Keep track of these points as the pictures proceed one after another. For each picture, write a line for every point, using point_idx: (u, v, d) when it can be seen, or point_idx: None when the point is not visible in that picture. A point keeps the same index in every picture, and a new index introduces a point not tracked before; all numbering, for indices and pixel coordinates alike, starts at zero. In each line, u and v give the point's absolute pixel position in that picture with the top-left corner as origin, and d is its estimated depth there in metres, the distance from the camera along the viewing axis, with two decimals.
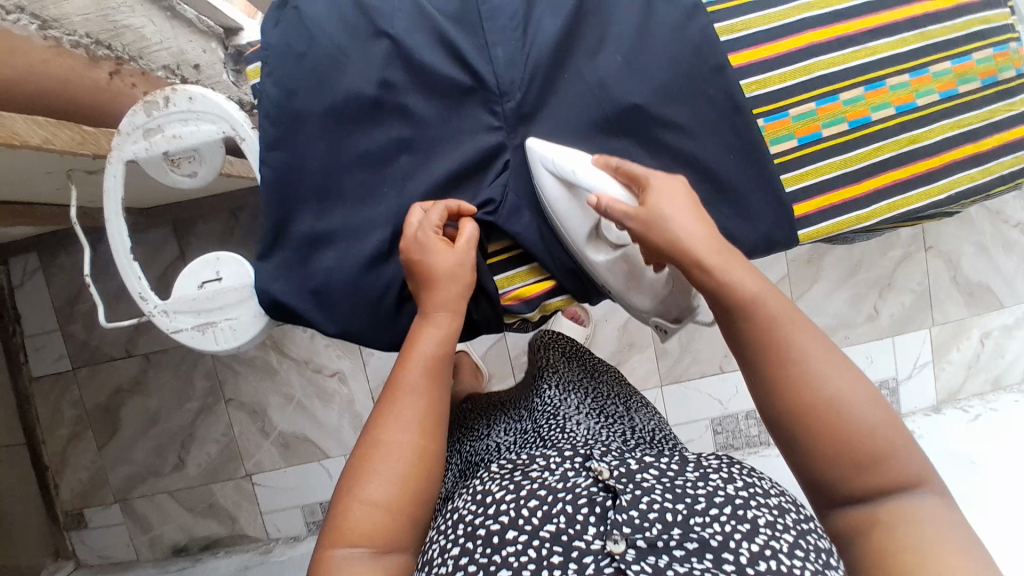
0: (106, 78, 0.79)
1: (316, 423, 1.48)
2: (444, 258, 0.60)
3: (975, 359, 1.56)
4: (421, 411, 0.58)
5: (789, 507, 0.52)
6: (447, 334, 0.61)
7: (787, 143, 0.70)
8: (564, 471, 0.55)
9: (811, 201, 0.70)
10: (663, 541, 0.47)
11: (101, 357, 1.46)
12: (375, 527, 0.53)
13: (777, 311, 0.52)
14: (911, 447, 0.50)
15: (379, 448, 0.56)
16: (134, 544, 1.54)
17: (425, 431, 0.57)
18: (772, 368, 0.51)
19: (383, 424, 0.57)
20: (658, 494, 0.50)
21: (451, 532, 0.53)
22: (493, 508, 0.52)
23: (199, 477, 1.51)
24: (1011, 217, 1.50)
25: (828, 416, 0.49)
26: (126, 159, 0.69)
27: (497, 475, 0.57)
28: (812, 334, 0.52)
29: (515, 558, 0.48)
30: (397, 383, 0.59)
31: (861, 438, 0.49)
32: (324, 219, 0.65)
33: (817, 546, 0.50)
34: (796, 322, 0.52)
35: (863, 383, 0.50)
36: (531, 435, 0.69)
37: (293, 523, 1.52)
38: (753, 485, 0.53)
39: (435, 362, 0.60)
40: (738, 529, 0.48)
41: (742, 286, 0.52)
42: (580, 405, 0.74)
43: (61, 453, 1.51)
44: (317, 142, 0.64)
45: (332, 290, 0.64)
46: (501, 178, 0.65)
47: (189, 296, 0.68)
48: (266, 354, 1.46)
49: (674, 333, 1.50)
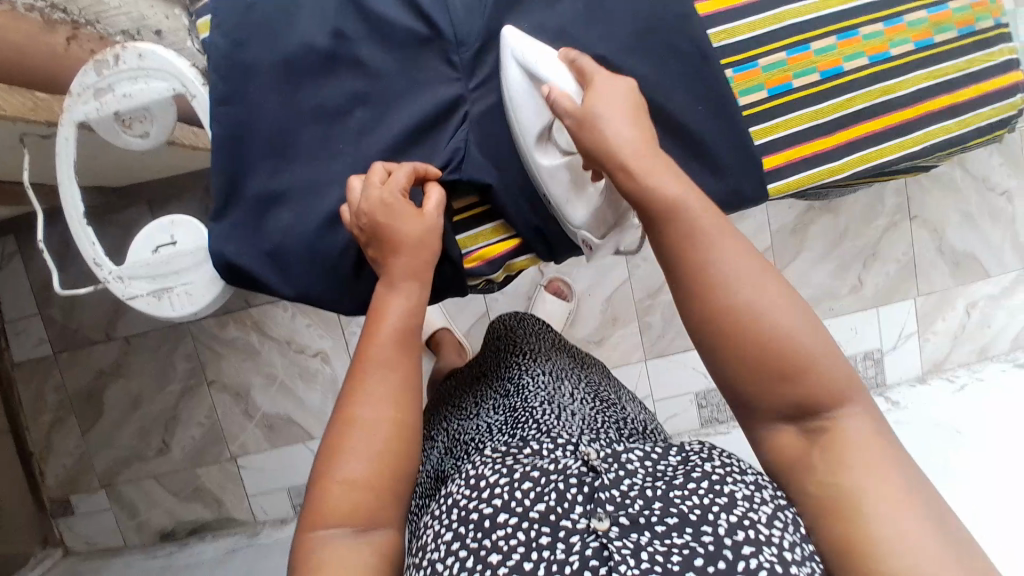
0: (63, 44, 0.77)
1: (300, 404, 1.47)
2: (412, 225, 0.58)
3: (961, 329, 1.55)
4: (386, 389, 0.55)
5: (764, 484, 0.51)
6: (414, 300, 0.59)
7: (756, 94, 0.69)
8: (554, 454, 0.53)
9: (781, 154, 0.69)
10: (644, 518, 0.46)
11: (82, 341, 1.45)
12: (351, 507, 0.51)
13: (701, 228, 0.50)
14: (838, 361, 0.49)
15: (352, 426, 0.53)
16: (121, 529, 1.54)
17: (400, 406, 0.55)
18: (700, 291, 0.50)
19: (355, 400, 0.55)
20: (640, 477, 0.50)
21: (444, 517, 0.51)
22: (487, 491, 0.50)
23: (183, 461, 1.50)
24: (997, 183, 1.49)
25: (743, 327, 0.48)
26: (77, 121, 0.68)
27: (488, 458, 0.55)
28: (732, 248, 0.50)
29: (505, 541, 0.47)
30: (365, 357, 0.56)
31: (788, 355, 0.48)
32: (280, 178, 0.63)
33: (794, 520, 0.48)
34: (717, 233, 0.50)
35: (785, 292, 0.49)
36: (522, 414, 0.67)
37: (279, 505, 1.52)
38: (731, 464, 0.52)
39: (404, 335, 0.57)
40: (716, 502, 0.47)
41: (664, 193, 0.51)
42: (569, 394, 0.73)
43: (45, 439, 1.50)
44: (270, 98, 0.62)
45: (291, 250, 0.63)
46: (461, 132, 0.63)
47: (144, 261, 0.66)
48: (247, 336, 1.44)
49: (658, 306, 1.49)
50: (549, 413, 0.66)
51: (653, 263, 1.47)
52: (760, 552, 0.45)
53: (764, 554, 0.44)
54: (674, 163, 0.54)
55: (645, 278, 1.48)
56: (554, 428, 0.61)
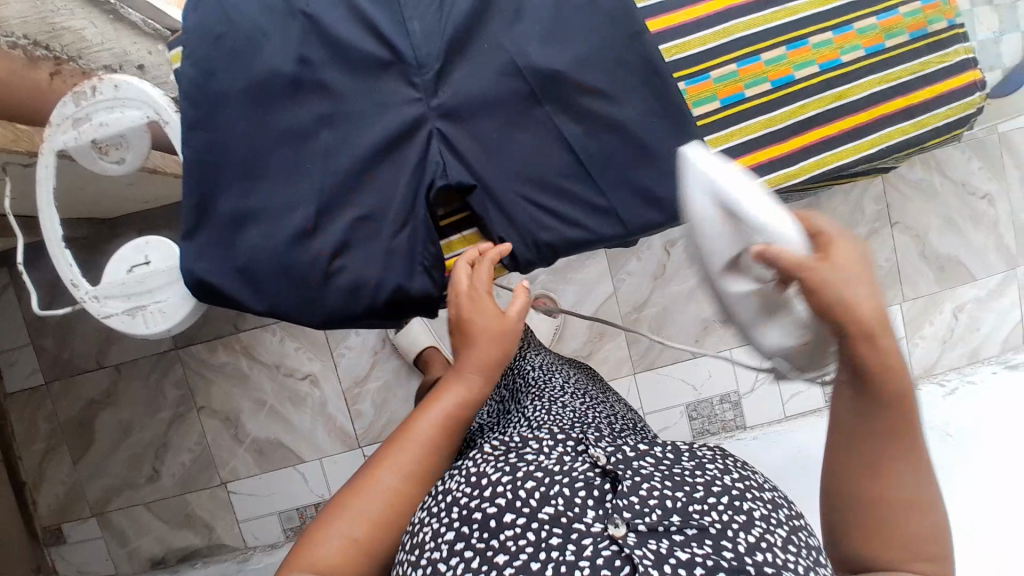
0: (46, 79, 0.80)
1: (290, 428, 1.47)
2: (493, 323, 0.63)
3: (949, 333, 1.55)
4: (411, 459, 0.58)
5: (781, 503, 0.54)
6: (469, 392, 0.61)
7: (709, 104, 0.71)
8: (560, 454, 0.55)
9: (737, 162, 0.71)
10: (662, 527, 0.47)
11: (73, 369, 1.46)
12: (343, 561, 0.53)
13: (885, 420, 0.43)
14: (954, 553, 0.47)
15: (368, 483, 0.57)
16: (113, 558, 1.53)
17: (416, 480, 0.58)
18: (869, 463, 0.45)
19: (384, 461, 0.58)
20: (658, 481, 0.51)
21: (443, 515, 0.52)
22: (489, 490, 0.51)
23: (174, 487, 1.50)
24: (977, 187, 1.51)
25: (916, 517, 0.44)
26: (57, 149, 0.71)
27: (491, 455, 0.56)
28: (908, 438, 0.44)
29: (513, 542, 0.47)
30: (409, 428, 0.60)
31: (897, 537, 0.45)
32: (248, 197, 0.65)
33: (807, 544, 0.50)
34: (903, 426, 0.44)
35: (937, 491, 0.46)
36: (513, 415, 0.71)
37: (270, 530, 1.51)
38: (749, 479, 0.55)
39: (451, 420, 0.60)
40: (735, 519, 0.49)
41: (894, 385, 0.42)
42: (559, 387, 0.76)
43: (37, 468, 1.50)
44: (237, 120, 0.64)
45: (260, 268, 0.64)
46: (432, 147, 0.66)
47: (119, 281, 0.67)
48: (236, 361, 1.45)
49: (645, 319, 1.50)
50: (539, 409, 0.68)
51: (638, 276, 1.49)
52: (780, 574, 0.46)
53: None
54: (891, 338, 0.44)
55: (630, 292, 1.49)
56: (546, 422, 0.63)
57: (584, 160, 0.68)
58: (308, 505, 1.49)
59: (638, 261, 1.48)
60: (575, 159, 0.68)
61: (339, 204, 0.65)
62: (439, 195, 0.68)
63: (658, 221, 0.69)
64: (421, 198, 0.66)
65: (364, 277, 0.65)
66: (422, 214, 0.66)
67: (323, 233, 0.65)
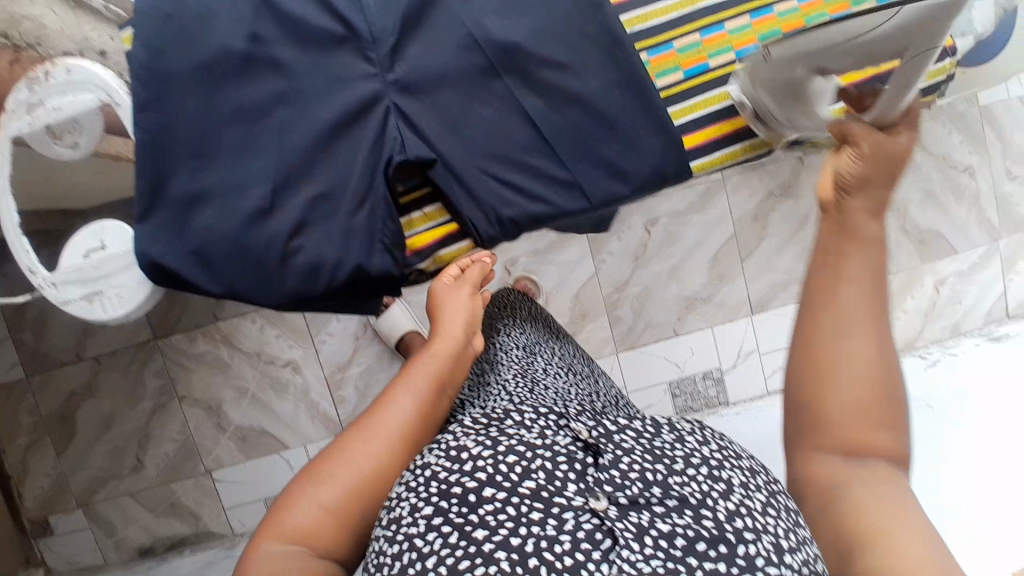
0: (6, 67, 0.78)
1: (273, 415, 1.47)
2: (457, 293, 0.68)
3: (930, 307, 1.56)
4: (392, 424, 0.56)
5: (758, 469, 0.54)
6: (446, 348, 0.63)
7: (672, 76, 0.70)
8: (541, 428, 0.53)
9: (699, 133, 0.71)
10: (643, 498, 0.47)
11: (52, 362, 1.45)
12: (320, 530, 0.52)
13: (858, 291, 0.52)
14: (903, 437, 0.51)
15: (346, 449, 0.55)
16: (101, 548, 1.53)
17: (396, 448, 0.56)
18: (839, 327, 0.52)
19: (360, 430, 0.56)
20: (637, 454, 0.51)
21: (421, 490, 0.49)
22: (469, 465, 0.49)
23: (159, 477, 1.50)
24: (956, 160, 1.50)
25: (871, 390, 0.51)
26: (11, 136, 0.70)
27: (470, 428, 0.54)
28: (878, 314, 0.51)
29: (492, 516, 0.46)
30: (385, 395, 0.59)
31: (842, 414, 0.51)
32: (203, 178, 0.64)
33: (787, 506, 0.50)
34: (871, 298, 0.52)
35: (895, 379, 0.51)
36: (494, 388, 0.67)
37: (256, 517, 1.51)
38: (727, 449, 0.55)
39: (429, 386, 0.60)
40: (714, 488, 0.49)
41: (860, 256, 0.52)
42: (542, 368, 0.72)
43: (21, 461, 1.50)
44: (188, 100, 0.63)
45: (217, 249, 0.64)
46: (390, 123, 0.65)
47: (76, 266, 0.67)
48: (217, 349, 1.45)
49: (626, 299, 1.50)
50: (521, 387, 0.65)
51: (618, 256, 1.48)
52: (759, 538, 0.45)
53: (764, 540, 0.45)
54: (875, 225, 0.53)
55: (611, 272, 1.49)
56: (527, 399, 0.61)
57: (546, 134, 0.66)
58: None
59: (618, 241, 1.48)
60: (539, 135, 0.67)
61: (295, 184, 0.64)
62: (399, 171, 0.67)
63: (622, 194, 0.68)
64: (378, 175, 0.65)
65: (323, 257, 0.64)
66: (380, 190, 0.65)
67: (280, 213, 0.64)
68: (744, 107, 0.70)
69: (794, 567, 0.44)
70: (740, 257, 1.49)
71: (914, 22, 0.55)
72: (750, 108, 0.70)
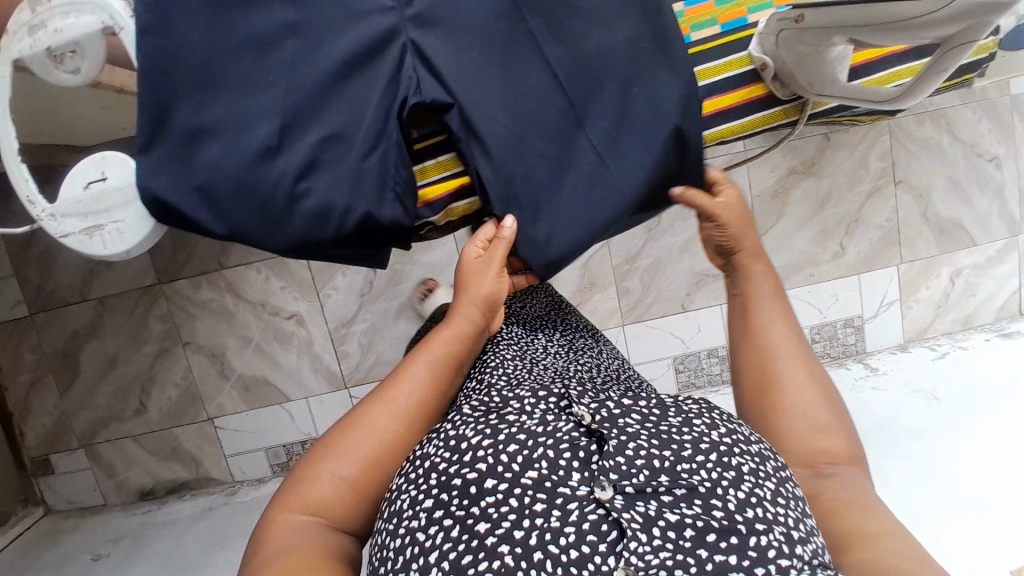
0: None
1: (276, 366, 1.47)
2: (477, 269, 0.65)
3: (944, 298, 1.52)
4: (410, 398, 0.58)
5: (768, 454, 0.52)
6: (466, 326, 0.63)
7: (708, 29, 0.67)
8: (543, 413, 0.52)
9: (732, 95, 0.67)
10: (650, 487, 0.46)
11: (56, 302, 1.45)
12: (336, 498, 0.54)
13: (765, 310, 0.62)
14: (848, 431, 0.57)
15: (363, 421, 0.57)
16: (101, 489, 1.54)
17: (406, 420, 0.57)
18: (748, 342, 0.61)
19: (373, 406, 0.58)
20: (644, 440, 0.49)
21: (420, 481, 0.49)
22: (469, 455, 0.48)
23: (160, 421, 1.51)
24: (986, 148, 1.45)
25: (803, 389, 0.57)
26: (11, 58, 0.65)
27: (469, 416, 0.53)
28: (789, 325, 0.61)
29: (494, 509, 0.45)
30: (398, 373, 0.60)
31: (794, 429, 0.56)
32: (209, 111, 0.61)
33: (794, 496, 0.49)
34: (779, 313, 0.62)
35: (821, 381, 0.58)
36: (486, 359, 0.64)
37: (256, 465, 1.53)
38: (736, 432, 0.52)
39: (447, 361, 0.61)
40: (724, 477, 0.47)
41: (761, 285, 0.64)
42: (541, 347, 0.70)
43: (25, 399, 1.51)
44: (197, 26, 0.60)
45: (222, 186, 0.61)
46: (408, 61, 0.61)
47: (75, 198, 0.65)
48: (221, 298, 1.44)
49: (636, 271, 1.47)
50: (519, 364, 0.62)
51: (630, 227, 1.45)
52: (771, 529, 0.44)
53: (776, 531, 0.44)
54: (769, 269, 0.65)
55: (623, 243, 1.46)
56: (526, 378, 0.58)
57: (569, 82, 0.63)
58: (294, 442, 1.51)
59: None
60: (558, 85, 0.63)
61: (305, 122, 0.61)
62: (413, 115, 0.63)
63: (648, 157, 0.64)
64: (392, 118, 0.62)
65: (331, 201, 0.62)
66: (393, 136, 0.62)
67: (287, 152, 0.61)
68: (764, 68, 0.66)
69: (806, 558, 0.43)
70: None
71: (968, 16, 0.50)
72: (770, 69, 0.65)
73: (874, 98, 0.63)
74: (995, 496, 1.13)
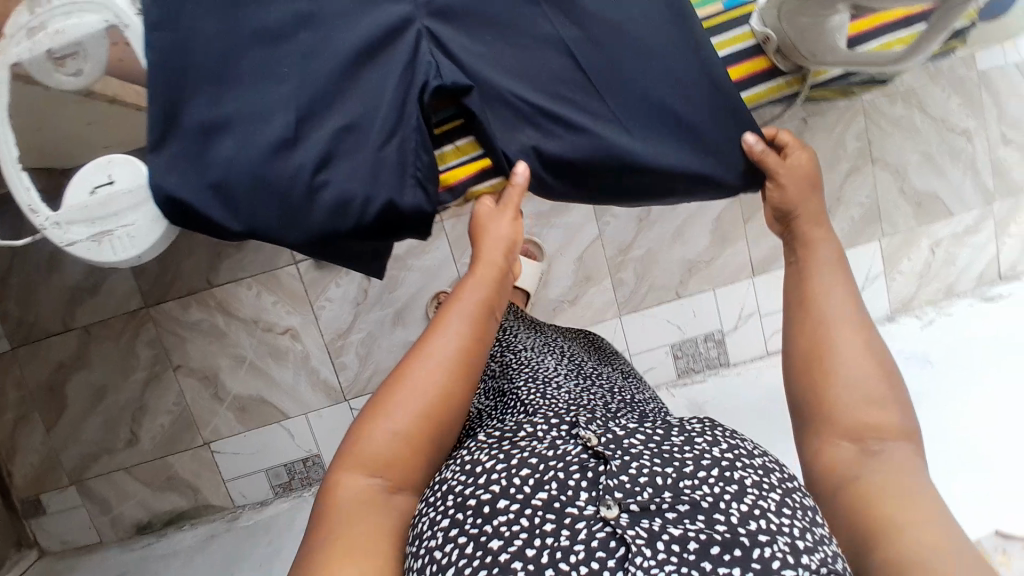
0: None
1: (272, 384, 1.44)
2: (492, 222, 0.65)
3: (926, 268, 1.57)
4: (454, 350, 0.57)
5: (773, 467, 0.52)
6: (490, 274, 0.62)
7: (711, 7, 0.70)
8: (552, 438, 0.52)
9: (739, 68, 0.70)
10: (655, 504, 0.46)
11: (38, 333, 1.39)
12: (395, 457, 0.53)
13: (824, 280, 0.62)
14: (902, 408, 0.55)
15: (409, 378, 0.56)
16: (95, 526, 1.48)
17: (453, 371, 0.56)
18: (804, 309, 0.61)
19: (419, 359, 0.56)
20: (647, 459, 0.49)
21: (438, 504, 0.50)
22: (483, 478, 0.49)
23: (154, 450, 1.46)
24: (955, 123, 1.51)
25: (857, 357, 0.57)
26: (10, 63, 0.64)
27: (485, 443, 0.54)
28: (851, 295, 0.60)
29: (506, 528, 0.45)
30: (437, 320, 0.59)
31: (839, 397, 0.56)
32: (221, 105, 0.60)
33: (801, 505, 0.49)
34: (839, 281, 0.62)
35: (877, 354, 0.57)
36: (510, 398, 0.65)
37: (257, 488, 1.48)
38: (738, 447, 0.52)
39: (485, 308, 0.60)
40: (727, 490, 0.47)
41: (820, 253, 0.64)
42: (553, 370, 0.71)
43: (9, 438, 1.44)
44: (204, 21, 0.59)
45: (237, 181, 0.60)
46: (423, 46, 0.61)
47: (81, 204, 0.63)
48: (211, 317, 1.40)
49: (630, 262, 1.49)
50: (533, 393, 0.64)
51: (622, 219, 1.47)
52: (775, 540, 0.44)
53: (779, 542, 0.44)
54: (830, 232, 0.65)
55: (615, 235, 1.47)
56: (541, 406, 0.60)
57: (584, 59, 0.63)
58: (295, 461, 1.47)
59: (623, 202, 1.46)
60: (576, 65, 0.63)
61: (320, 113, 0.60)
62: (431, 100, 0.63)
63: (667, 128, 0.64)
64: (411, 103, 0.61)
65: (350, 192, 0.61)
66: (412, 120, 0.61)
67: (304, 144, 0.60)
68: (767, 41, 0.68)
69: (812, 568, 0.43)
70: (743, 219, 1.48)
71: None
72: (772, 43, 0.67)
73: (879, 60, 0.65)
74: (994, 452, 1.17)
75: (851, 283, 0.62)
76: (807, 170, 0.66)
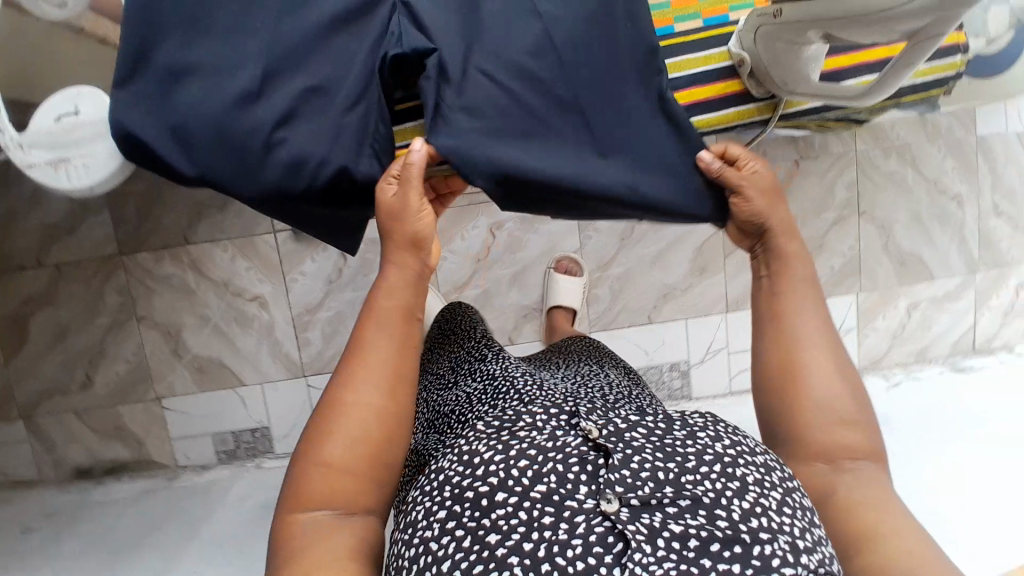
0: None
1: (233, 348, 1.44)
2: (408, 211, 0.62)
3: (901, 328, 1.57)
4: (384, 367, 0.58)
5: (774, 465, 0.53)
6: (411, 274, 0.63)
7: (692, 22, 0.72)
8: (553, 429, 0.53)
9: (702, 89, 0.71)
10: (656, 499, 0.48)
11: (10, 265, 1.40)
12: (339, 488, 0.55)
13: (797, 296, 0.65)
14: (871, 424, 0.61)
15: (345, 405, 0.57)
16: (37, 464, 1.47)
17: (383, 389, 0.58)
18: (775, 328, 0.64)
19: (349, 386, 0.58)
20: (649, 453, 0.50)
21: (434, 494, 0.51)
22: (481, 469, 0.51)
23: (107, 397, 1.46)
24: (948, 186, 1.52)
25: (827, 378, 0.61)
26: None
27: (482, 432, 0.55)
28: (821, 311, 0.64)
29: (505, 520, 0.47)
30: (359, 335, 0.60)
31: (814, 421, 0.60)
32: (191, 52, 0.61)
33: (801, 505, 0.51)
34: (813, 296, 0.65)
35: (845, 372, 0.62)
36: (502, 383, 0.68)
37: (202, 450, 1.48)
38: (741, 443, 0.54)
39: (406, 315, 0.61)
40: (729, 487, 0.49)
41: (795, 271, 0.66)
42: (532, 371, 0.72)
43: None
44: None
45: (196, 127, 0.61)
46: (393, 17, 0.63)
47: (46, 128, 0.64)
48: (183, 274, 1.41)
49: (607, 279, 1.49)
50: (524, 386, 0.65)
51: (604, 235, 1.48)
52: (775, 538, 0.47)
53: (779, 540, 0.46)
54: (806, 250, 0.67)
55: (595, 250, 1.48)
56: (538, 396, 0.61)
57: (558, 43, 0.63)
58: (244, 429, 1.47)
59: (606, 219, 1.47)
60: (549, 45, 0.63)
61: (288, 73, 0.62)
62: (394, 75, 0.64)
63: (627, 135, 0.65)
64: (375, 75, 0.63)
65: (306, 152, 0.62)
66: (374, 95, 0.63)
67: (267, 100, 0.62)
68: (742, 64, 0.70)
69: (810, 567, 0.46)
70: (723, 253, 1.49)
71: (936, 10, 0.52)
72: (747, 65, 0.69)
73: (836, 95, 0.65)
74: (957, 518, 1.16)
75: (821, 298, 0.65)
76: (767, 183, 0.66)
